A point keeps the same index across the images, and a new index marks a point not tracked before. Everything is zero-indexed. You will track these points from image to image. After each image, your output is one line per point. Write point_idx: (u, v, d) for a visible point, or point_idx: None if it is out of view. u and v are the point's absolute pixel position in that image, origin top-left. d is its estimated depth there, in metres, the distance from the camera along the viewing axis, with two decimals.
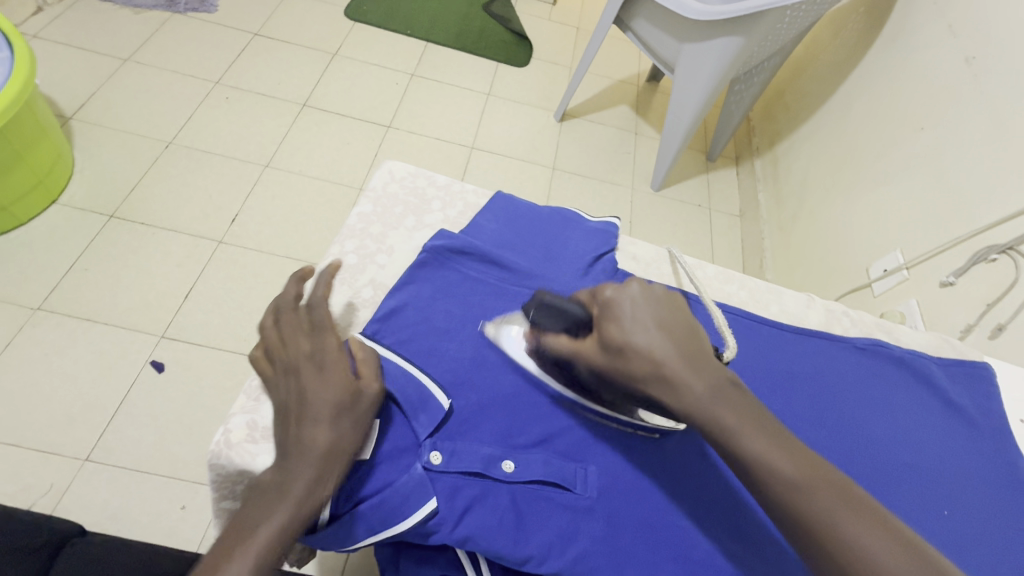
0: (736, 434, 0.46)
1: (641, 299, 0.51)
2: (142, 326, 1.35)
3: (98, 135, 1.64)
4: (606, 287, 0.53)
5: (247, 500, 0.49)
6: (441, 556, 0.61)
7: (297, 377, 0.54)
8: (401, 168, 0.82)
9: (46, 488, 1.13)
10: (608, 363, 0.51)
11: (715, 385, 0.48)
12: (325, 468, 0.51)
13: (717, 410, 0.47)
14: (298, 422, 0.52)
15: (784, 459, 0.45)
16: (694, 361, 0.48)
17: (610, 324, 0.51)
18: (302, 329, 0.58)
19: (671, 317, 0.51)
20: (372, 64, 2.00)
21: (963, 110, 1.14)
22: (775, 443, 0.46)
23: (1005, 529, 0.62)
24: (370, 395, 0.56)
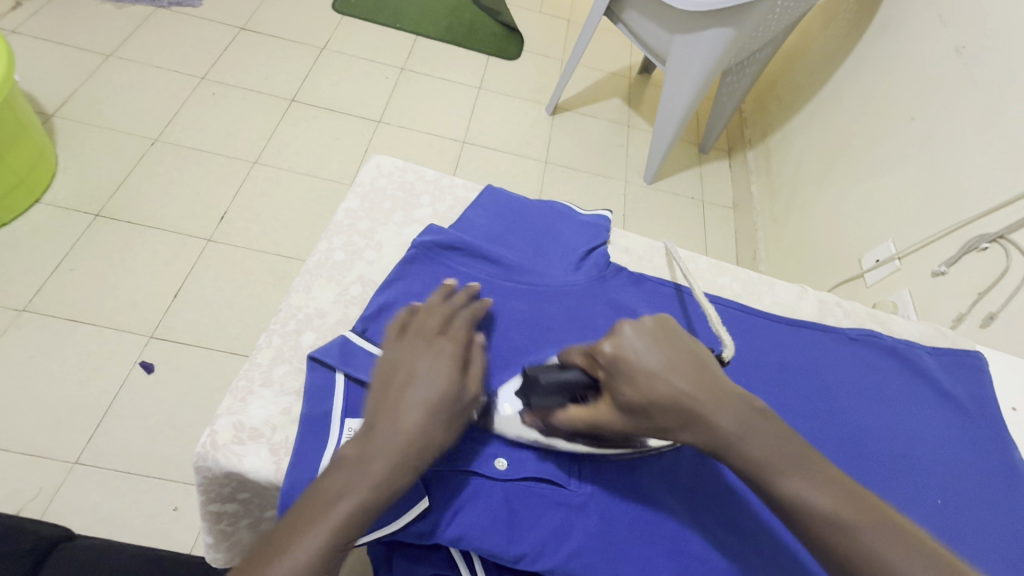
0: (770, 472, 0.46)
1: (641, 347, 0.50)
2: (130, 327, 1.33)
3: (81, 133, 1.61)
4: (604, 343, 0.52)
5: (330, 468, 0.48)
6: (434, 554, 0.60)
7: (414, 358, 0.55)
8: (389, 162, 0.80)
9: (34, 492, 1.11)
10: (635, 424, 0.50)
11: (742, 418, 0.48)
12: (403, 460, 0.48)
13: (746, 446, 0.47)
14: (396, 401, 0.51)
15: (818, 492, 0.44)
16: (714, 395, 0.49)
17: (624, 385, 0.49)
18: (435, 318, 0.59)
19: (672, 356, 0.50)
20: (361, 58, 1.97)
21: (954, 99, 1.14)
22: (806, 476, 0.45)
23: (998, 517, 0.62)
24: (471, 398, 0.54)
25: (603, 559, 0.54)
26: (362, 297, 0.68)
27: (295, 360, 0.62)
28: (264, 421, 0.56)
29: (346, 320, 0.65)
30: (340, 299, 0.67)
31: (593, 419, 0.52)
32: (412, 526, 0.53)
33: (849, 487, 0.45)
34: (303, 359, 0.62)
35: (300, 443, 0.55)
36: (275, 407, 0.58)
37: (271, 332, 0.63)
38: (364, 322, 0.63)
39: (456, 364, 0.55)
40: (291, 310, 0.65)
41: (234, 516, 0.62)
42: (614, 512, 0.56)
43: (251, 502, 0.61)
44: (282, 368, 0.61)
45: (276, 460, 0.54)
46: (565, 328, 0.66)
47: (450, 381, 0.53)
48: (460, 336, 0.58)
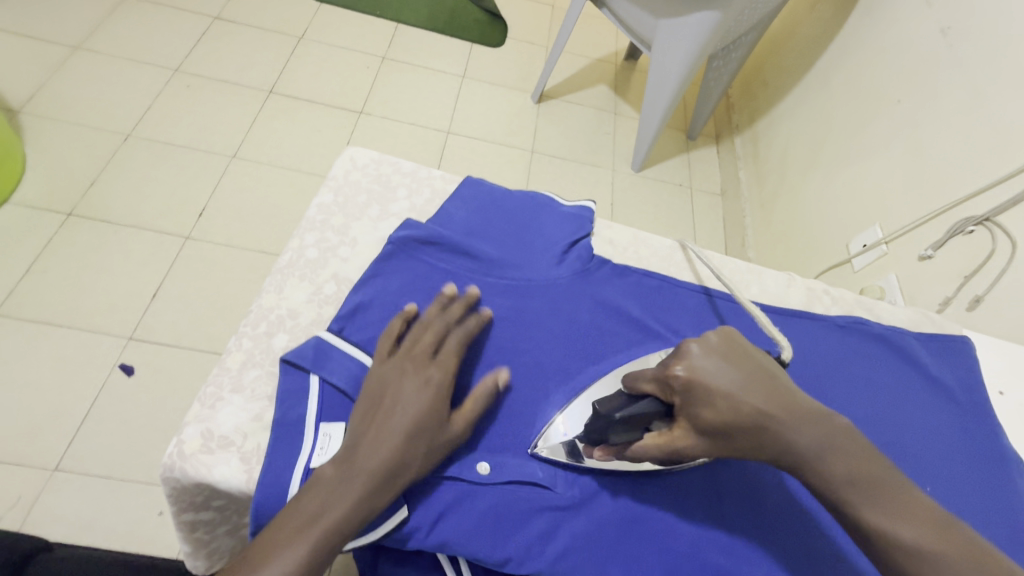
0: (850, 497, 0.44)
1: (717, 366, 0.48)
2: (107, 329, 1.29)
3: (50, 129, 1.55)
4: (674, 366, 0.48)
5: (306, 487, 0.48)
6: (420, 557, 0.58)
7: (401, 383, 0.54)
8: (363, 155, 0.77)
9: (13, 501, 1.08)
10: (714, 449, 0.47)
11: (826, 439, 0.46)
12: (373, 494, 0.48)
13: (830, 469, 0.45)
14: (377, 431, 0.51)
15: (904, 521, 0.43)
16: (793, 413, 0.46)
17: (702, 410, 0.46)
18: (430, 339, 0.58)
19: (747, 371, 0.48)
20: (341, 48, 1.92)
21: (940, 80, 1.13)
22: (890, 505, 0.44)
23: (987, 503, 0.62)
24: (454, 435, 0.53)
25: (591, 559, 0.53)
26: (337, 296, 0.65)
27: (266, 364, 0.59)
28: (234, 429, 0.54)
29: (320, 320, 0.63)
30: (314, 299, 0.65)
31: (671, 449, 0.48)
32: (392, 534, 0.52)
33: (934, 516, 0.44)
34: (274, 362, 0.59)
35: (272, 450, 0.53)
36: (245, 414, 0.56)
37: (241, 336, 0.61)
38: (339, 322, 0.61)
39: (441, 397, 0.54)
40: (262, 312, 0.63)
41: (211, 524, 0.60)
42: (602, 511, 0.55)
43: (226, 509, 0.59)
44: (253, 372, 0.58)
45: (248, 469, 0.52)
46: (548, 323, 0.64)
47: (432, 416, 0.53)
48: (451, 364, 0.57)
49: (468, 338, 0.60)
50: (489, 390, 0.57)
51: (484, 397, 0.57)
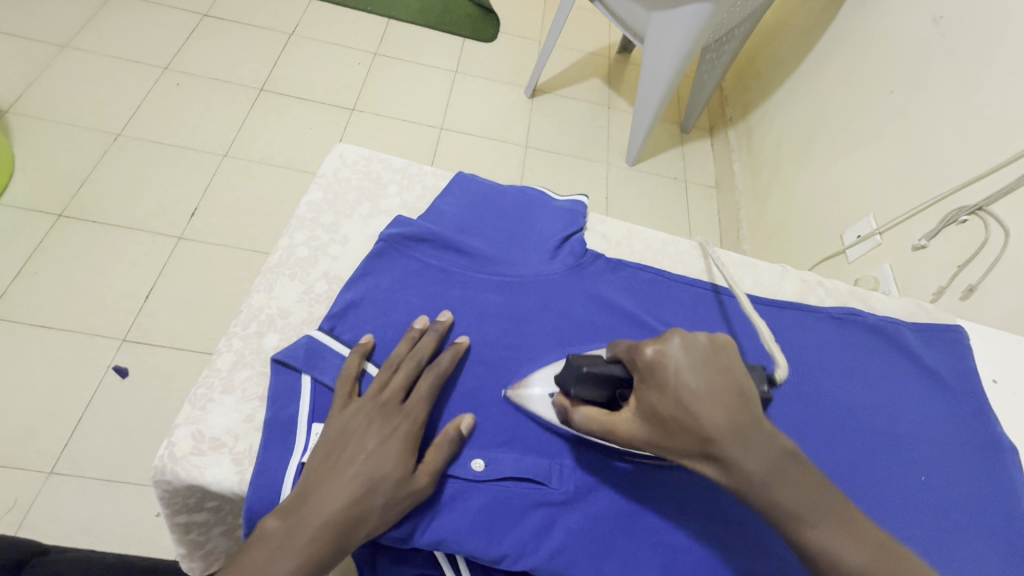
0: (800, 522, 0.41)
1: (686, 363, 0.46)
2: (101, 331, 1.28)
3: (38, 129, 1.53)
4: (647, 345, 0.48)
5: (250, 542, 0.46)
6: (417, 555, 0.58)
7: (364, 431, 0.52)
8: (353, 151, 0.77)
9: (9, 504, 1.08)
10: (653, 441, 0.47)
11: (774, 460, 0.42)
12: (324, 551, 0.46)
13: (777, 491, 0.41)
14: (332, 481, 0.49)
15: (853, 548, 0.40)
16: (744, 431, 0.43)
17: (653, 395, 0.47)
18: (397, 382, 0.56)
19: (718, 383, 0.45)
20: (332, 44, 1.90)
21: (933, 69, 1.12)
22: (840, 529, 0.41)
23: (981, 492, 0.62)
24: (419, 489, 0.51)
25: (587, 553, 0.53)
26: (328, 294, 0.65)
27: (257, 364, 0.59)
28: (225, 430, 0.54)
29: (311, 319, 0.63)
30: (305, 298, 0.64)
31: (609, 426, 0.49)
32: (388, 533, 0.52)
33: (886, 544, 0.41)
34: (265, 362, 0.59)
35: (264, 451, 0.52)
36: (237, 415, 0.55)
37: (231, 336, 0.60)
38: (331, 321, 0.60)
39: (407, 448, 0.52)
40: (252, 312, 0.62)
41: (205, 525, 0.60)
42: (599, 506, 0.55)
43: (221, 510, 0.59)
44: (243, 373, 0.58)
45: (240, 471, 0.52)
46: (541, 319, 0.64)
47: (396, 467, 0.50)
48: (419, 411, 0.54)
49: (441, 380, 0.57)
50: (453, 438, 0.54)
51: (447, 445, 0.54)
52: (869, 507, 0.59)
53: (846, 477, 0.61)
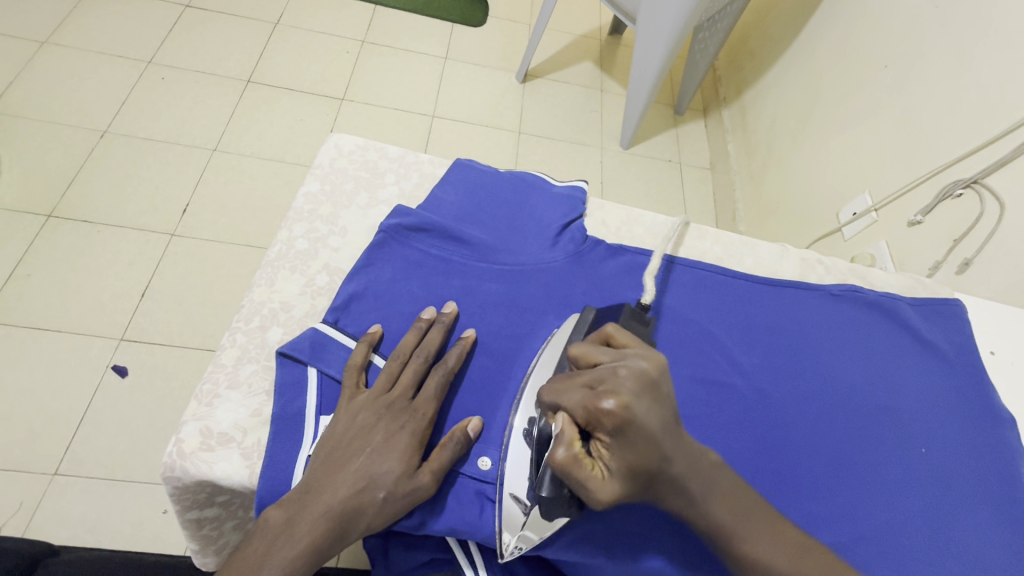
0: (731, 538, 0.46)
1: (644, 402, 0.43)
2: (99, 331, 1.28)
3: (23, 128, 1.51)
4: (607, 399, 0.43)
5: (254, 532, 0.46)
6: (428, 540, 0.59)
7: (370, 427, 0.52)
8: (349, 141, 0.76)
9: (16, 507, 1.08)
10: (625, 493, 0.45)
11: (703, 477, 0.47)
12: (323, 543, 0.46)
13: (710, 508, 0.47)
14: (335, 476, 0.49)
15: (769, 549, 0.46)
16: (688, 452, 0.46)
17: (626, 453, 0.44)
18: (404, 377, 0.56)
19: (668, 414, 0.45)
20: (319, 32, 1.87)
21: (926, 42, 1.12)
22: (766, 535, 0.47)
23: (981, 461, 0.64)
24: (422, 488, 0.50)
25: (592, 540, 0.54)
26: (330, 287, 0.64)
27: (262, 359, 0.59)
28: (233, 425, 0.54)
29: (314, 312, 0.62)
30: (306, 291, 0.64)
31: (588, 489, 0.44)
32: (399, 523, 0.52)
33: (798, 541, 0.47)
34: (270, 356, 0.59)
35: (272, 445, 0.52)
36: (244, 410, 0.55)
37: (234, 331, 0.60)
38: (335, 313, 0.60)
39: (412, 444, 0.51)
40: (254, 306, 0.62)
41: (217, 520, 0.60)
42: None
43: (231, 504, 0.59)
44: (249, 367, 0.58)
45: (250, 464, 0.52)
46: (542, 307, 0.63)
47: (399, 463, 0.50)
48: (425, 406, 0.54)
49: (449, 379, 0.56)
50: (459, 439, 0.53)
51: (453, 448, 0.53)
52: (863, 491, 0.59)
53: (844, 452, 0.61)
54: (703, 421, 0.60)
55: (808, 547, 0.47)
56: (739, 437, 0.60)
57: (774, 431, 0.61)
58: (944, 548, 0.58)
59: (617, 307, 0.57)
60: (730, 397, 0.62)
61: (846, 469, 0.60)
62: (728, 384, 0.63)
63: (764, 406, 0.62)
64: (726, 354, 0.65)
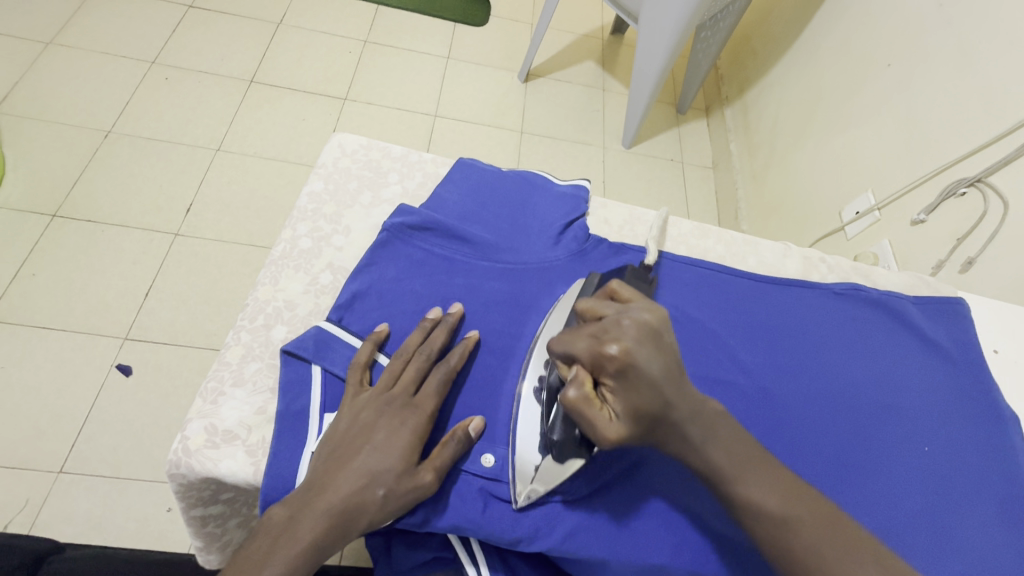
0: (729, 482, 0.46)
1: (646, 347, 0.46)
2: (103, 330, 1.28)
3: (28, 129, 1.51)
4: (611, 344, 0.45)
5: (257, 530, 0.47)
6: (433, 539, 0.59)
7: (373, 424, 0.52)
8: (352, 141, 0.76)
9: (21, 505, 1.09)
10: (632, 437, 0.47)
11: (704, 421, 0.47)
12: (325, 539, 0.46)
13: (709, 452, 0.46)
14: (338, 473, 0.49)
15: (765, 489, 0.45)
16: (690, 399, 0.47)
17: (631, 397, 0.45)
18: (407, 374, 0.56)
19: (670, 361, 0.47)
20: (321, 32, 1.87)
21: (929, 41, 1.12)
22: (763, 478, 0.46)
23: (985, 460, 0.63)
24: (424, 486, 0.50)
25: (596, 534, 0.54)
26: (334, 285, 0.65)
27: (266, 357, 0.59)
28: (237, 422, 0.54)
29: (318, 311, 0.63)
30: (310, 289, 0.64)
31: (596, 428, 0.46)
32: (401, 521, 0.52)
33: (796, 485, 0.46)
34: (275, 354, 0.59)
35: (277, 442, 0.53)
36: (248, 408, 0.55)
37: (239, 329, 0.60)
38: (339, 312, 0.60)
39: (414, 441, 0.52)
40: (258, 304, 0.62)
41: (221, 517, 0.60)
42: (609, 488, 0.56)
43: (236, 501, 0.59)
44: (253, 365, 0.58)
45: (254, 462, 0.52)
46: (546, 305, 0.63)
47: (401, 460, 0.50)
48: (428, 403, 0.54)
49: (451, 378, 0.56)
50: (460, 438, 0.54)
51: (454, 446, 0.53)
52: (866, 489, 0.59)
53: (847, 451, 0.61)
54: None
55: (806, 490, 0.46)
56: None
57: (776, 429, 0.61)
58: (947, 548, 0.57)
59: (620, 268, 0.65)
60: (733, 395, 0.62)
61: (848, 468, 0.60)
62: (732, 382, 0.63)
63: (767, 405, 0.62)
64: (729, 352, 0.65)
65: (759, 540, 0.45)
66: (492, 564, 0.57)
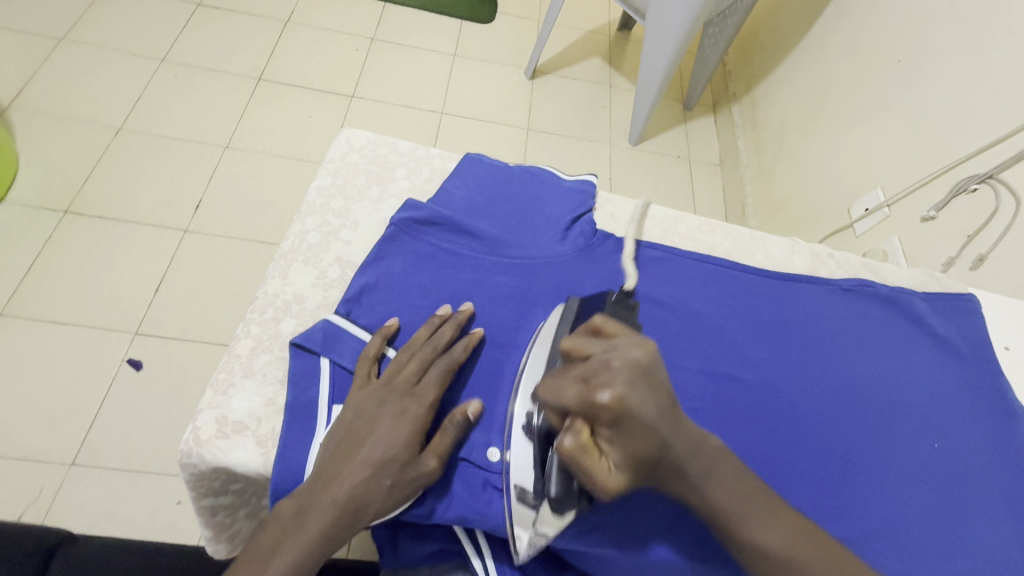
0: (734, 522, 0.46)
1: (639, 389, 0.43)
2: (113, 324, 1.30)
3: (40, 125, 1.53)
4: (602, 392, 0.42)
5: (268, 523, 0.47)
6: (438, 530, 0.60)
7: (377, 415, 0.52)
8: (360, 135, 0.76)
9: (35, 495, 1.11)
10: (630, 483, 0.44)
11: (702, 459, 0.47)
12: (334, 531, 0.47)
13: (710, 493, 0.47)
14: (343, 465, 0.49)
15: (770, 533, 0.46)
16: (684, 435, 0.46)
17: (628, 445, 0.43)
18: (407, 365, 0.56)
19: (663, 399, 0.44)
20: (328, 30, 1.88)
21: (941, 36, 1.11)
22: (765, 520, 0.47)
23: (995, 457, 0.63)
24: (428, 471, 0.51)
25: (604, 531, 0.54)
26: (342, 279, 0.65)
27: (276, 349, 0.59)
28: (248, 413, 0.55)
29: (326, 304, 0.63)
30: (319, 283, 0.64)
31: (595, 478, 0.43)
32: (409, 511, 0.53)
33: (801, 527, 0.48)
34: (284, 347, 0.60)
35: (287, 432, 0.53)
36: (259, 399, 0.56)
37: (248, 322, 0.61)
38: (347, 305, 0.60)
39: (416, 429, 0.52)
40: (268, 297, 0.62)
41: (230, 508, 0.60)
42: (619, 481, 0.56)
43: (246, 492, 0.59)
44: (263, 357, 0.59)
45: (264, 452, 0.53)
46: (552, 301, 0.63)
47: (404, 449, 0.51)
48: (429, 392, 0.55)
49: (454, 367, 0.57)
50: (460, 423, 0.54)
51: (454, 431, 0.54)
52: (872, 483, 0.59)
53: (854, 446, 0.61)
54: (709, 414, 0.60)
55: (811, 533, 0.47)
56: (748, 431, 0.60)
57: (784, 424, 0.61)
58: (956, 545, 0.57)
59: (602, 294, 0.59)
60: (739, 390, 0.62)
61: (855, 462, 0.60)
62: (738, 377, 0.63)
63: (773, 399, 0.62)
64: (736, 348, 0.65)
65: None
66: (497, 556, 0.58)
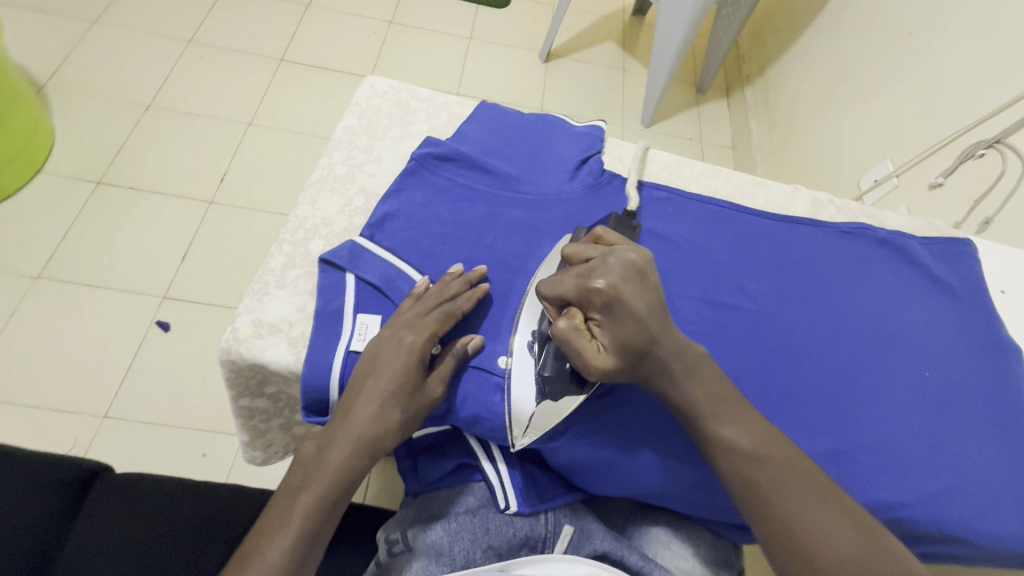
0: (706, 419, 0.52)
1: (631, 282, 0.51)
2: (144, 288, 1.37)
3: (75, 102, 1.61)
4: (597, 280, 0.51)
5: (297, 462, 0.55)
6: (456, 448, 0.66)
7: (380, 355, 0.56)
8: (383, 82, 0.81)
9: (70, 444, 1.17)
10: (617, 369, 0.51)
11: (687, 361, 0.53)
12: (353, 460, 0.54)
13: (688, 391, 0.53)
14: (352, 403, 0.55)
15: (739, 430, 0.52)
16: (672, 338, 0.53)
17: (616, 329, 0.50)
18: (409, 308, 0.59)
19: (653, 296, 0.52)
20: (347, 14, 1.94)
21: (951, 8, 1.12)
22: (736, 420, 0.52)
23: (985, 387, 0.65)
24: (432, 398, 0.56)
25: (604, 433, 0.59)
26: (366, 207, 0.70)
27: (306, 265, 0.65)
28: (281, 318, 0.61)
29: (352, 228, 0.68)
30: (345, 210, 0.69)
31: (585, 357, 0.49)
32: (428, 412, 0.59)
33: (768, 430, 0.53)
34: (312, 263, 0.65)
35: (316, 335, 0.59)
36: (291, 306, 0.62)
37: (281, 242, 0.66)
38: (371, 229, 0.65)
39: (417, 361, 0.56)
40: (299, 221, 0.68)
41: (266, 414, 0.67)
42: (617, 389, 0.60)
43: (278, 399, 0.65)
44: (294, 272, 0.64)
45: (296, 351, 0.59)
46: (561, 232, 0.67)
47: (408, 382, 0.55)
48: (428, 328, 0.57)
49: (457, 314, 0.58)
50: (459, 354, 0.58)
51: (453, 360, 0.58)
52: (862, 407, 0.62)
53: (847, 373, 0.64)
54: (708, 336, 0.64)
55: (776, 435, 0.52)
56: (745, 352, 0.64)
57: (778, 347, 0.64)
58: (943, 465, 0.60)
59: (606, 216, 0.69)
60: (738, 317, 0.66)
61: (848, 388, 0.63)
62: (736, 306, 0.66)
63: (771, 327, 0.65)
64: (736, 281, 0.68)
65: (725, 472, 0.52)
66: (508, 462, 0.64)
